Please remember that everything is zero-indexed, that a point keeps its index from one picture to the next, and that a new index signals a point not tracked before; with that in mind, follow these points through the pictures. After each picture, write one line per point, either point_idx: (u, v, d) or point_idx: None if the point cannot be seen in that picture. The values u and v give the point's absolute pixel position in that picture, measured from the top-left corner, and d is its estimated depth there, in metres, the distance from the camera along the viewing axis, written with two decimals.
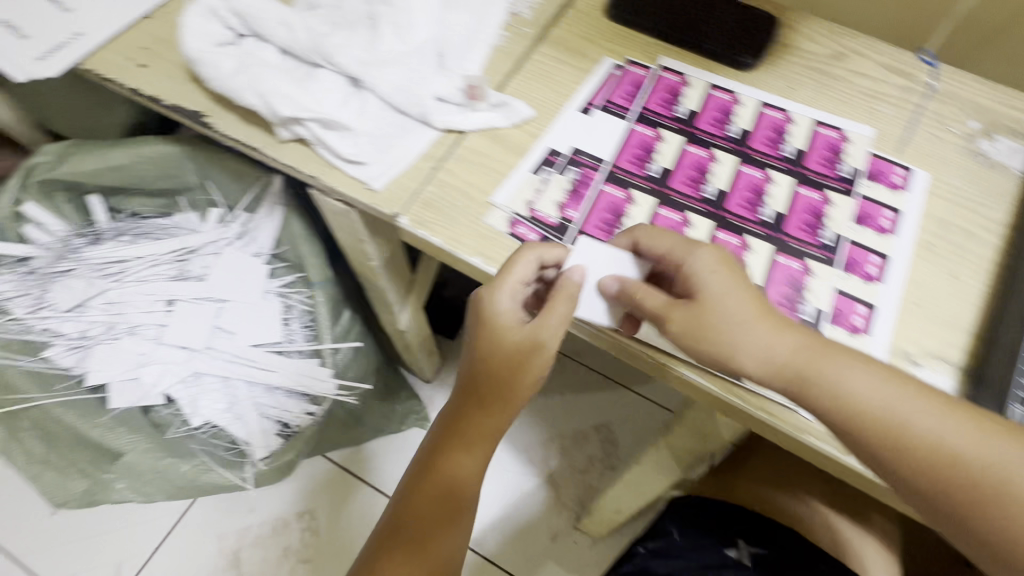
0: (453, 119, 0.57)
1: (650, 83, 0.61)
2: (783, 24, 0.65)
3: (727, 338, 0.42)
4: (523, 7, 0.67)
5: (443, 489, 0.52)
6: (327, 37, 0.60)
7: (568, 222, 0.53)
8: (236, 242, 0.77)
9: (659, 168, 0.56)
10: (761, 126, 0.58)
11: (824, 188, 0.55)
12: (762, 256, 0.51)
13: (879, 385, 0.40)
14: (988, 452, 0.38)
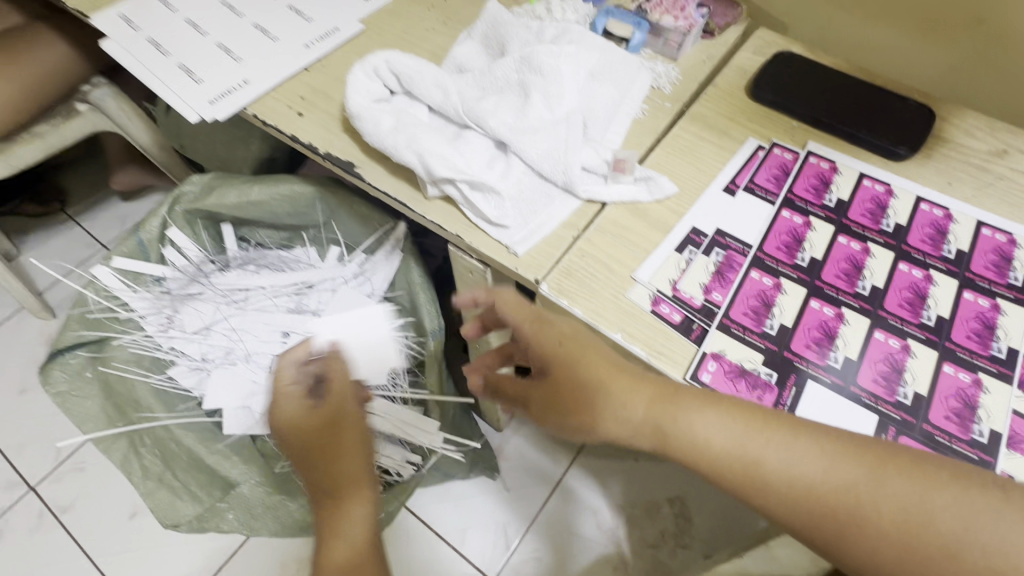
0: (596, 190, 0.57)
1: (797, 168, 0.60)
2: (938, 116, 0.63)
3: (593, 400, 0.43)
4: (664, 81, 0.68)
5: (349, 548, 0.48)
6: (479, 101, 0.62)
7: (712, 305, 0.52)
8: (352, 281, 0.80)
9: (809, 258, 0.54)
10: (918, 222, 0.56)
11: (994, 295, 0.51)
12: (926, 363, 0.48)
13: (727, 425, 0.41)
14: (833, 473, 0.39)
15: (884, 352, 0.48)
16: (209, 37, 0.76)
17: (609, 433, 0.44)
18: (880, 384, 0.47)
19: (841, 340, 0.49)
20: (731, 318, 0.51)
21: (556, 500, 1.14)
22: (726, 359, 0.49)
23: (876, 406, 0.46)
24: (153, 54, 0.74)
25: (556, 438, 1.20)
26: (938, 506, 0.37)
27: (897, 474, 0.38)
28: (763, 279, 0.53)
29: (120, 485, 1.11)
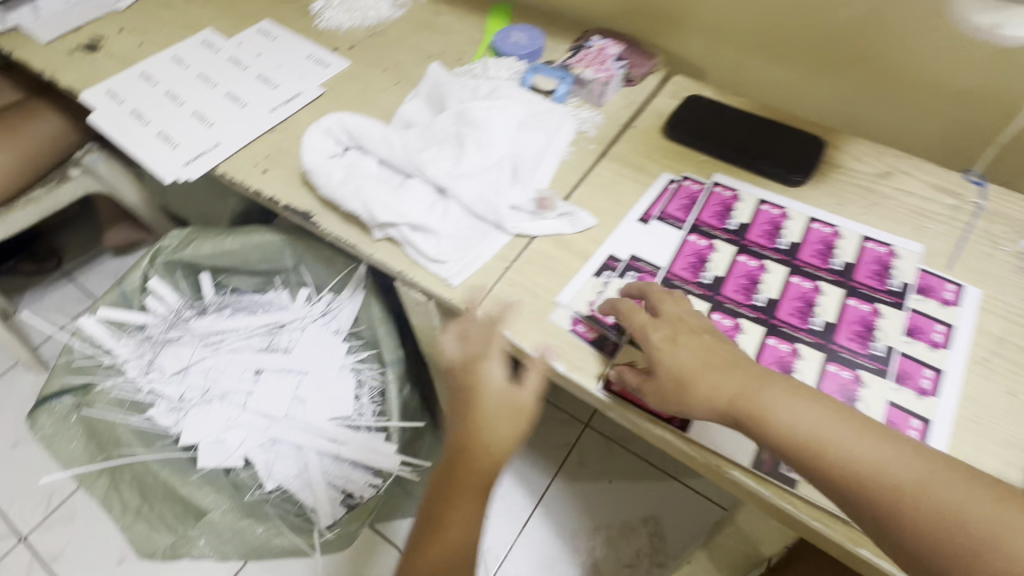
0: (523, 225, 0.65)
1: (704, 198, 0.67)
2: (830, 145, 0.71)
3: (689, 379, 0.48)
4: (589, 126, 0.76)
5: (435, 542, 0.52)
6: (420, 152, 0.70)
7: None
8: (319, 319, 0.86)
9: (712, 276, 0.61)
10: (810, 239, 0.63)
11: (874, 300, 0.58)
12: (812, 363, 0.54)
13: (812, 412, 0.44)
14: (910, 469, 0.40)
15: (776, 355, 0.54)
16: (185, 107, 0.85)
17: (690, 404, 0.47)
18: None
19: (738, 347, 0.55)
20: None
21: (537, 523, 1.17)
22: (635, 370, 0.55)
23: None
24: (134, 125, 0.83)
25: (534, 463, 1.24)
26: (987, 517, 0.37)
27: (955, 482, 0.39)
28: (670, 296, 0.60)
29: (107, 533, 1.13)
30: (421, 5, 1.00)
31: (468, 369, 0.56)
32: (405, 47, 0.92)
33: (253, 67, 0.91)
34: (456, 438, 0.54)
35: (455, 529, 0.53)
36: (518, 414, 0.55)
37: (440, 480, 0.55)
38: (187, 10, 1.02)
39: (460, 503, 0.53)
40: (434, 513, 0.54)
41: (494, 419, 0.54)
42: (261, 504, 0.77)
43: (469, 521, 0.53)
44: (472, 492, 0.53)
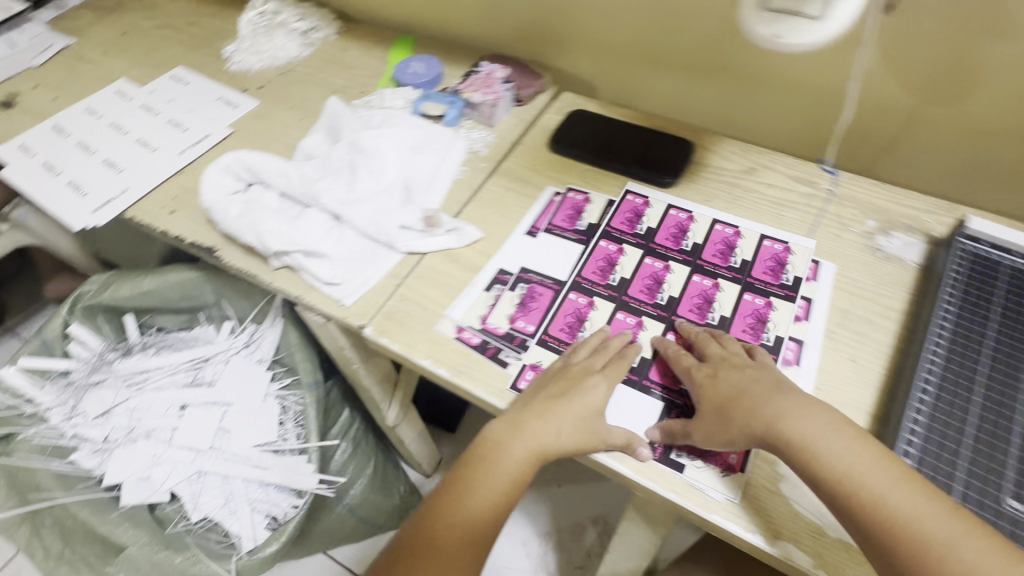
0: (414, 243, 0.69)
1: (616, 206, 0.72)
2: (699, 148, 0.77)
3: (733, 410, 0.52)
4: (480, 145, 0.81)
5: (445, 526, 0.53)
6: (316, 182, 0.74)
7: (517, 331, 0.62)
8: (243, 350, 0.88)
9: (618, 278, 0.66)
10: (713, 240, 0.68)
11: (717, 276, 0.65)
12: (654, 332, 0.61)
13: (851, 449, 0.47)
14: (935, 522, 0.43)
15: (621, 326, 0.62)
16: (96, 155, 0.88)
17: (732, 434, 0.51)
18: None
19: (589, 322, 0.63)
20: (547, 333, 0.62)
21: None
22: (541, 368, 0.59)
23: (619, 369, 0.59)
24: (45, 177, 0.85)
25: None
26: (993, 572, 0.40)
27: (967, 534, 0.42)
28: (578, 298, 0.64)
29: None
30: (330, 42, 1.05)
31: (559, 378, 0.56)
32: (313, 83, 0.96)
33: (165, 112, 0.94)
34: (513, 439, 0.54)
35: (472, 521, 0.53)
36: (578, 428, 0.54)
37: (475, 472, 0.55)
38: (102, 62, 1.05)
39: (488, 499, 0.54)
40: (453, 499, 0.54)
41: (565, 426, 0.54)
42: (182, 536, 0.77)
43: (489, 519, 0.53)
44: (504, 493, 0.54)
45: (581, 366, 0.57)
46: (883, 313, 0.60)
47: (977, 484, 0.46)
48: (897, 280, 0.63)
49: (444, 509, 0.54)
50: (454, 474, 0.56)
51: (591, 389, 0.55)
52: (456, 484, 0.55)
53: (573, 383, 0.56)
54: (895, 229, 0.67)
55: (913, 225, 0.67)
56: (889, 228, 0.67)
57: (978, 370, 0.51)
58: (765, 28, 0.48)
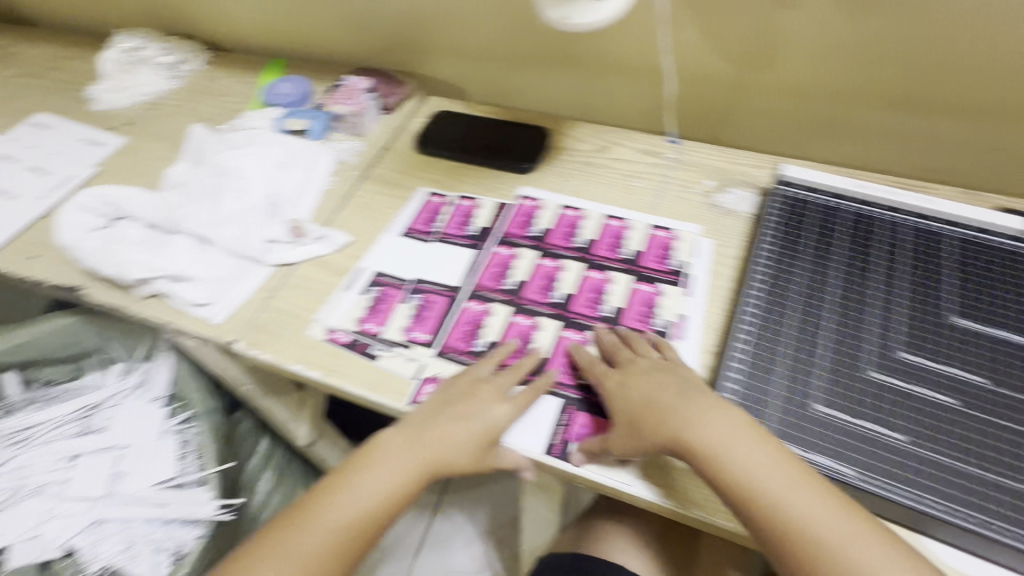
0: (283, 255, 0.70)
1: (509, 212, 0.72)
2: (556, 135, 0.82)
3: (644, 423, 0.50)
4: (349, 155, 0.83)
5: (309, 533, 0.50)
6: (180, 209, 0.73)
7: (411, 341, 0.61)
8: (135, 390, 0.86)
9: (514, 281, 0.65)
10: (604, 235, 0.69)
11: (607, 269, 0.65)
12: (550, 331, 0.61)
13: (753, 453, 0.46)
14: (830, 525, 0.43)
15: (518, 328, 0.61)
16: None
17: (643, 444, 0.49)
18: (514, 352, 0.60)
19: (485, 328, 0.62)
20: (446, 345, 0.61)
21: (434, 537, 1.19)
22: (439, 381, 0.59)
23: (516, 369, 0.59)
24: None
25: None
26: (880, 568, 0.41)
27: (858, 532, 0.43)
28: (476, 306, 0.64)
29: None
30: (198, 73, 1.05)
31: (465, 400, 0.55)
32: (182, 114, 0.96)
33: (25, 159, 0.91)
34: (406, 449, 0.53)
35: (337, 530, 0.50)
36: (472, 451, 0.53)
37: (352, 481, 0.52)
38: None
39: (361, 507, 0.51)
40: (321, 505, 0.51)
41: (463, 439, 0.53)
42: None
43: (356, 532, 0.51)
44: (378, 505, 0.52)
45: (491, 390, 0.55)
46: (724, 260, 0.65)
47: (790, 407, 0.50)
48: (734, 230, 0.68)
49: (312, 515, 0.51)
50: (328, 480, 0.53)
51: (495, 403, 0.54)
52: (329, 491, 0.52)
53: (480, 397, 0.55)
54: (731, 185, 0.73)
55: (745, 180, 0.73)
56: (725, 185, 0.73)
57: (790, 305, 0.56)
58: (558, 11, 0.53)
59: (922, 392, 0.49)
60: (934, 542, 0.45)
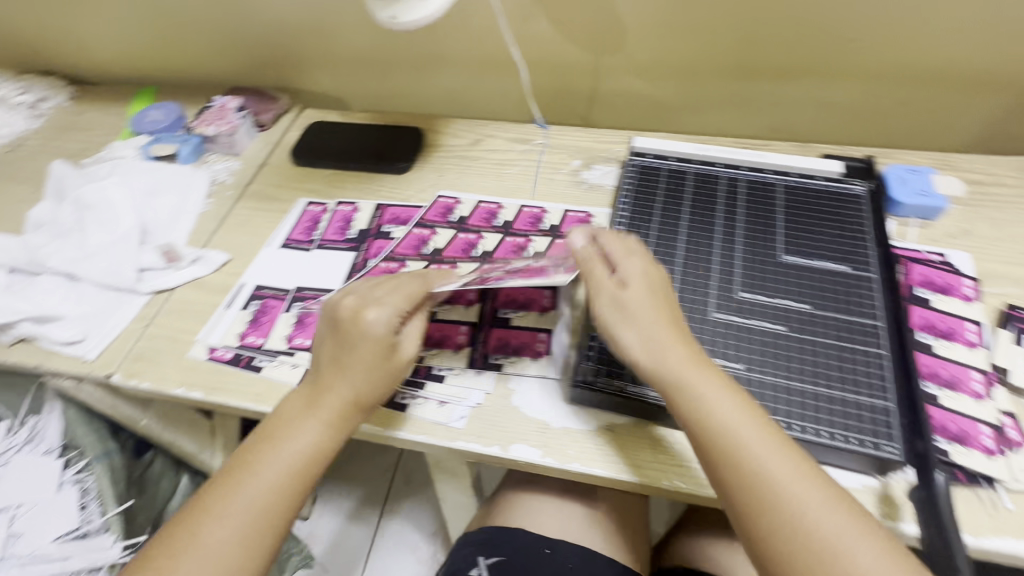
0: (158, 282, 0.69)
1: (428, 206, 0.74)
2: (432, 133, 0.85)
3: (661, 315, 0.48)
4: (225, 176, 0.82)
5: (219, 521, 0.46)
6: (42, 248, 0.71)
7: (293, 347, 0.62)
8: (24, 447, 0.80)
9: (432, 249, 0.68)
10: (521, 217, 0.71)
11: (530, 237, 0.68)
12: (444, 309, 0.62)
13: (721, 392, 0.44)
14: (796, 481, 0.40)
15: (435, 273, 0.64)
16: None
17: (642, 336, 0.47)
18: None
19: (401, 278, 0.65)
20: None
21: (378, 547, 1.18)
22: None
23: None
24: None
25: (361, 499, 1.25)
26: (818, 516, 0.39)
27: (805, 478, 0.41)
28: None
29: None
30: (63, 109, 1.00)
31: (344, 333, 0.52)
32: (46, 154, 0.92)
33: None
34: (307, 411, 0.51)
35: (251, 510, 0.46)
36: (369, 381, 0.52)
37: (257, 461, 0.49)
38: None
39: (272, 484, 0.48)
40: (225, 495, 0.47)
41: (354, 370, 0.51)
42: None
43: (276, 506, 0.47)
44: (292, 474, 0.48)
45: (349, 307, 0.53)
46: None
47: None
48: (599, 203, 0.72)
49: (219, 502, 0.47)
50: (229, 466, 0.49)
51: (367, 315, 0.52)
52: (238, 475, 0.48)
53: (352, 313, 0.53)
54: (595, 162, 0.77)
55: (608, 156, 0.78)
56: (591, 163, 0.77)
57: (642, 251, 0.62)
58: (381, 6, 0.57)
59: (758, 324, 0.55)
60: None
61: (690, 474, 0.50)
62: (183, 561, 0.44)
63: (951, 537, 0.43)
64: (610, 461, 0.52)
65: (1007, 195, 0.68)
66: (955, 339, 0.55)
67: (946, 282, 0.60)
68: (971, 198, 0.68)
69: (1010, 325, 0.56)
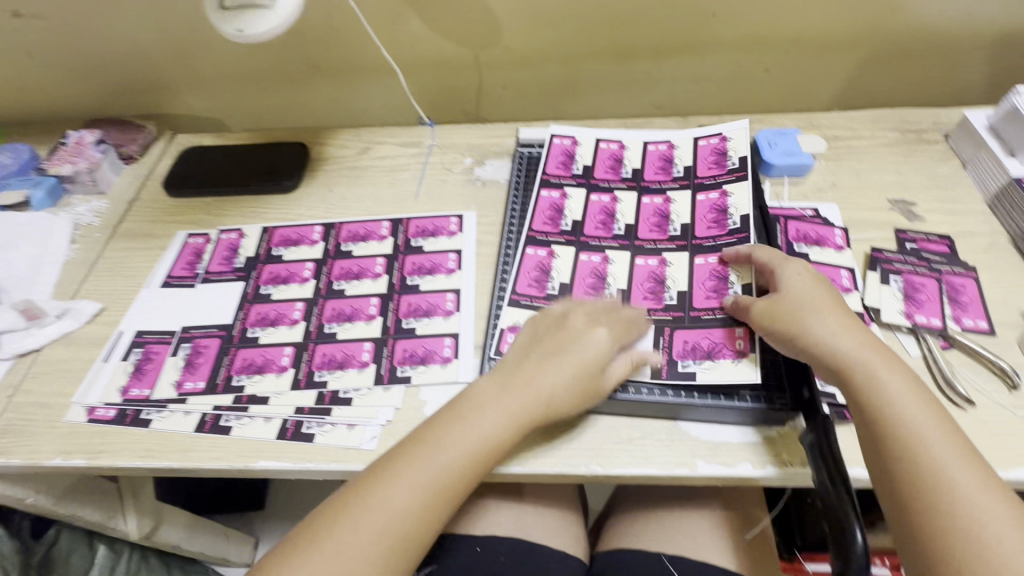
0: (19, 343, 0.61)
1: (546, 152, 0.71)
2: (317, 146, 0.81)
3: (829, 316, 0.49)
4: (91, 217, 0.75)
5: (403, 484, 0.46)
6: None
7: (185, 393, 0.57)
8: None
9: (571, 221, 0.64)
10: (651, 158, 0.69)
11: (665, 191, 0.65)
12: (346, 330, 0.61)
13: (907, 391, 0.44)
14: (970, 481, 0.40)
15: (590, 267, 0.60)
16: None
17: (803, 341, 0.48)
18: (591, 293, 0.59)
19: (556, 271, 0.61)
20: (219, 383, 0.58)
21: None
22: (220, 423, 0.55)
23: (296, 379, 0.57)
24: None
25: None
26: (989, 522, 0.38)
27: (990, 495, 0.39)
28: (254, 330, 0.62)
29: None
30: None
31: (558, 330, 0.54)
32: None
33: None
34: (499, 399, 0.50)
35: (431, 484, 0.46)
36: (574, 389, 0.50)
37: (442, 432, 0.48)
38: None
39: (450, 462, 0.47)
40: (410, 460, 0.47)
41: (563, 381, 0.51)
42: None
43: (450, 487, 0.47)
44: (477, 454, 0.48)
45: (581, 320, 0.54)
46: (487, 230, 0.68)
47: None
48: (494, 199, 0.72)
49: (403, 466, 0.46)
50: (416, 433, 0.49)
51: (590, 331, 0.53)
52: (419, 446, 0.48)
53: (584, 325, 0.54)
54: (487, 158, 0.77)
55: (499, 151, 0.77)
56: (483, 159, 0.77)
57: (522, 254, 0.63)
58: (224, 20, 0.55)
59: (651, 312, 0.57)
60: (688, 424, 0.52)
61: (606, 456, 0.51)
62: (361, 518, 0.44)
63: (841, 489, 0.42)
64: (528, 456, 0.51)
65: (864, 147, 0.73)
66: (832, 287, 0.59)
67: (819, 234, 0.63)
68: (833, 152, 0.73)
69: (877, 267, 0.60)
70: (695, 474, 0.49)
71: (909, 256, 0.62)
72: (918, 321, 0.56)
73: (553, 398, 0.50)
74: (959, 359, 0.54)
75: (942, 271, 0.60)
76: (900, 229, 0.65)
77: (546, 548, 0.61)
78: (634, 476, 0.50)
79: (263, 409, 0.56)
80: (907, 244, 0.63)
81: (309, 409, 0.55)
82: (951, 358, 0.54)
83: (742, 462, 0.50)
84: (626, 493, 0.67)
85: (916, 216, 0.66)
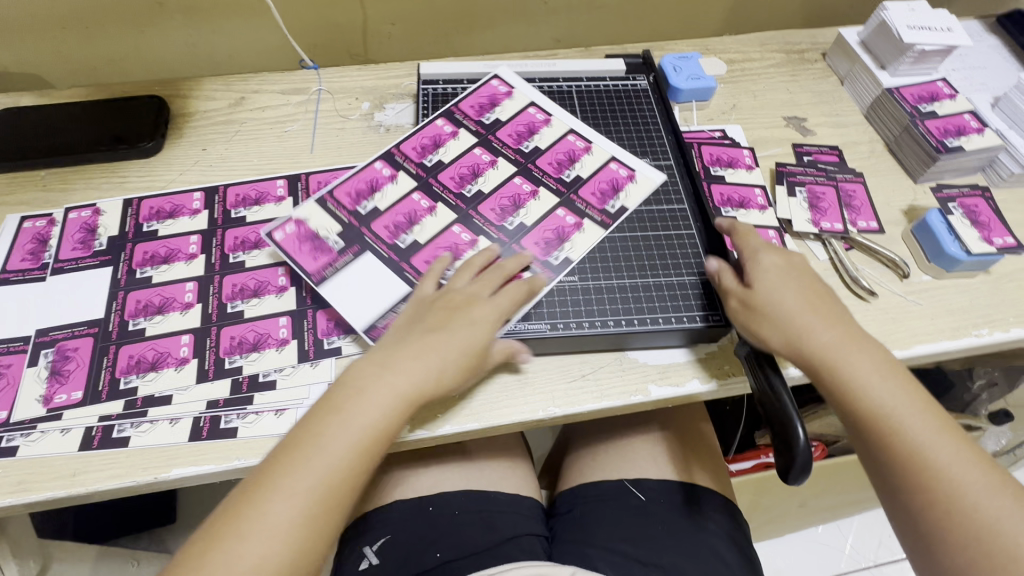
0: None
1: (475, 88, 0.65)
2: (177, 98, 0.68)
3: (799, 315, 0.46)
4: None
5: (281, 498, 0.38)
6: None
7: (57, 408, 0.47)
8: None
9: (436, 159, 0.59)
10: (557, 148, 0.61)
11: (540, 184, 0.59)
12: (255, 309, 0.53)
13: (879, 377, 0.44)
14: (948, 458, 0.41)
15: (409, 207, 0.56)
16: None
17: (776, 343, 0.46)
18: (389, 228, 0.55)
19: (380, 193, 0.57)
20: (101, 390, 0.48)
21: None
22: (113, 434, 0.46)
23: (202, 370, 0.49)
24: None
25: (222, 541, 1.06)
26: (967, 491, 0.40)
27: (969, 462, 0.41)
28: (136, 321, 0.52)
29: None
30: None
31: (442, 300, 0.48)
32: None
33: None
34: (374, 384, 0.43)
35: (317, 486, 0.39)
36: (459, 366, 0.45)
37: (315, 431, 0.41)
38: None
39: (331, 464, 0.39)
40: (283, 469, 0.39)
41: (443, 356, 0.44)
42: None
43: (340, 491, 0.39)
44: (360, 448, 0.41)
45: (462, 292, 0.48)
46: None
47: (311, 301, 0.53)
48: None
49: (279, 477, 0.39)
50: (287, 439, 0.41)
51: (473, 303, 0.47)
52: (295, 450, 0.40)
53: (464, 299, 0.48)
54: (387, 102, 0.69)
55: (399, 93, 0.70)
56: (382, 102, 0.69)
57: None
58: None
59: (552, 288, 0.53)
60: (636, 352, 0.52)
61: (563, 396, 0.49)
62: (236, 547, 0.36)
63: (783, 390, 0.44)
64: (482, 412, 0.48)
65: (756, 69, 0.76)
66: (750, 207, 0.61)
67: (731, 155, 0.65)
68: (731, 76, 0.75)
69: (784, 181, 0.64)
70: (649, 399, 0.50)
71: (808, 168, 0.66)
72: (824, 228, 0.60)
73: (432, 373, 0.44)
74: (858, 258, 0.59)
75: (837, 179, 0.65)
76: (798, 144, 0.68)
77: (505, 495, 0.60)
78: (589, 413, 0.49)
79: (166, 410, 0.47)
80: (804, 158, 0.67)
81: (225, 402, 0.48)
82: (854, 258, 0.59)
83: (690, 379, 0.51)
84: (576, 430, 0.68)
85: (807, 131, 0.70)
